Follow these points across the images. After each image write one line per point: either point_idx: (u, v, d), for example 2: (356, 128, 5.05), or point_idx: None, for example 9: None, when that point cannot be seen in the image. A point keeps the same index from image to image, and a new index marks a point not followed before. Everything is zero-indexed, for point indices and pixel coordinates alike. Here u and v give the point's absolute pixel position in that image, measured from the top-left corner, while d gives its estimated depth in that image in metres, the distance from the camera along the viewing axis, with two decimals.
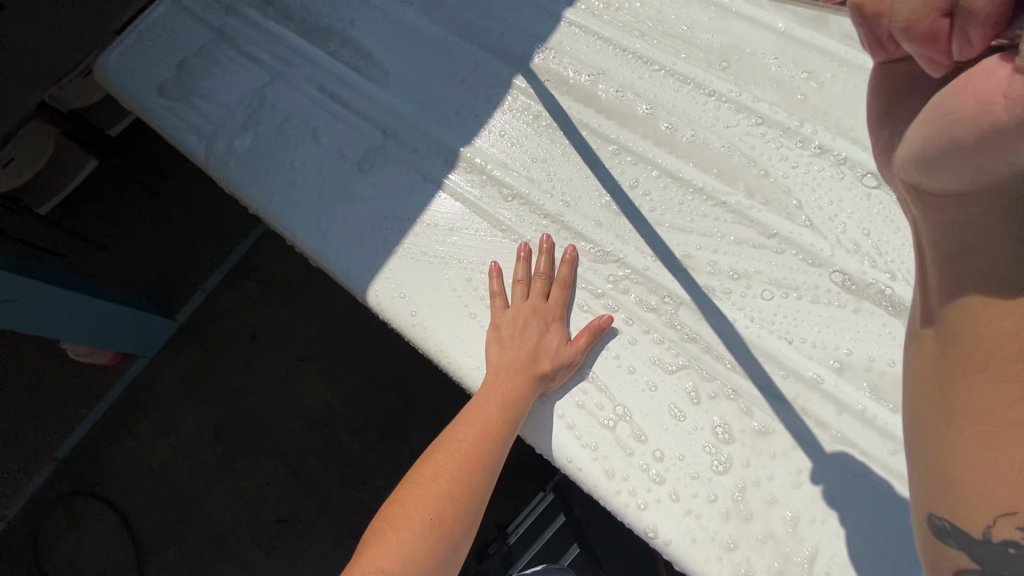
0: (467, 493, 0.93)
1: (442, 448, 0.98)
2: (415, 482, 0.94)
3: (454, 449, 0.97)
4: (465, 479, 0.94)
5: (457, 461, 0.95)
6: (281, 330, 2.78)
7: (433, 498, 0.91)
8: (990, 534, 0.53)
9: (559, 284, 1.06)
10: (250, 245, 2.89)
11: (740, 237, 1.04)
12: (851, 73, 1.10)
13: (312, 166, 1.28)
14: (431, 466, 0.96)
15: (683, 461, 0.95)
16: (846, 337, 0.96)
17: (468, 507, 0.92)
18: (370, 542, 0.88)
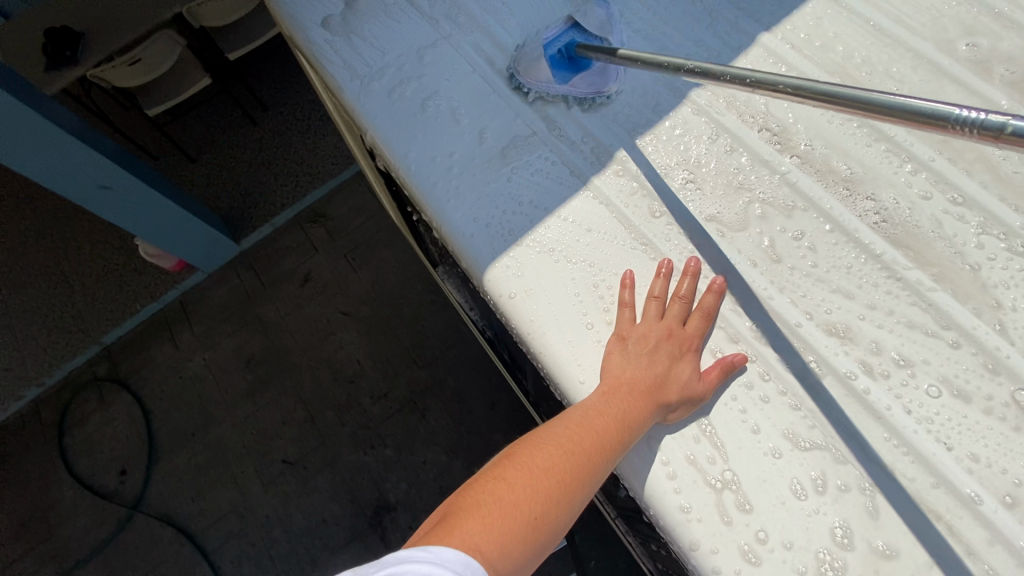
0: (568, 501, 0.86)
1: (551, 442, 0.90)
2: (517, 465, 0.88)
3: (565, 448, 0.89)
4: (571, 486, 0.86)
5: (567, 464, 0.88)
6: (332, 283, 3.26)
7: (537, 494, 0.84)
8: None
9: (702, 313, 1.00)
10: (314, 200, 3.47)
11: (912, 318, 0.94)
12: None
13: (460, 132, 1.25)
14: (540, 457, 0.88)
15: (790, 552, 0.85)
16: (1017, 463, 0.84)
17: (565, 514, 0.85)
18: (458, 516, 0.80)
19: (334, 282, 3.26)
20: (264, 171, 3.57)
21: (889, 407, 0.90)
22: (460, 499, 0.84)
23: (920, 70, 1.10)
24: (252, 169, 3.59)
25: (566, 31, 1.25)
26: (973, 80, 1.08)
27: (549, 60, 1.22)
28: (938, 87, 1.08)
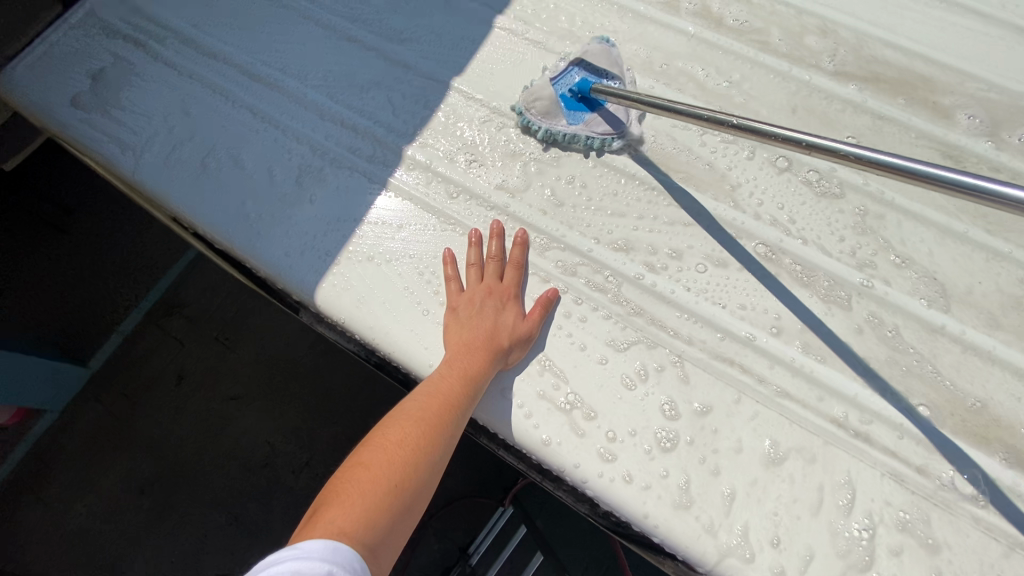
0: (426, 462, 0.90)
1: (401, 416, 0.94)
2: (373, 446, 0.90)
3: (418, 416, 0.93)
4: (429, 446, 0.91)
5: (421, 429, 0.92)
6: (214, 379, 2.53)
7: (398, 461, 0.87)
8: None
9: (513, 265, 1.12)
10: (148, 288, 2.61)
11: (671, 217, 1.13)
12: (754, 69, 1.25)
13: (247, 175, 1.24)
14: (393, 431, 0.92)
15: (637, 438, 0.99)
16: (771, 301, 1.05)
17: (430, 472, 0.90)
18: (323, 507, 0.80)
19: (264, 375, 2.53)
20: (99, 271, 2.59)
21: (674, 291, 1.08)
22: (323, 492, 0.84)
23: (625, 19, 1.32)
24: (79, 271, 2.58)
25: (572, 72, 1.23)
26: (666, 18, 1.31)
27: (562, 100, 1.20)
28: (643, 29, 1.31)
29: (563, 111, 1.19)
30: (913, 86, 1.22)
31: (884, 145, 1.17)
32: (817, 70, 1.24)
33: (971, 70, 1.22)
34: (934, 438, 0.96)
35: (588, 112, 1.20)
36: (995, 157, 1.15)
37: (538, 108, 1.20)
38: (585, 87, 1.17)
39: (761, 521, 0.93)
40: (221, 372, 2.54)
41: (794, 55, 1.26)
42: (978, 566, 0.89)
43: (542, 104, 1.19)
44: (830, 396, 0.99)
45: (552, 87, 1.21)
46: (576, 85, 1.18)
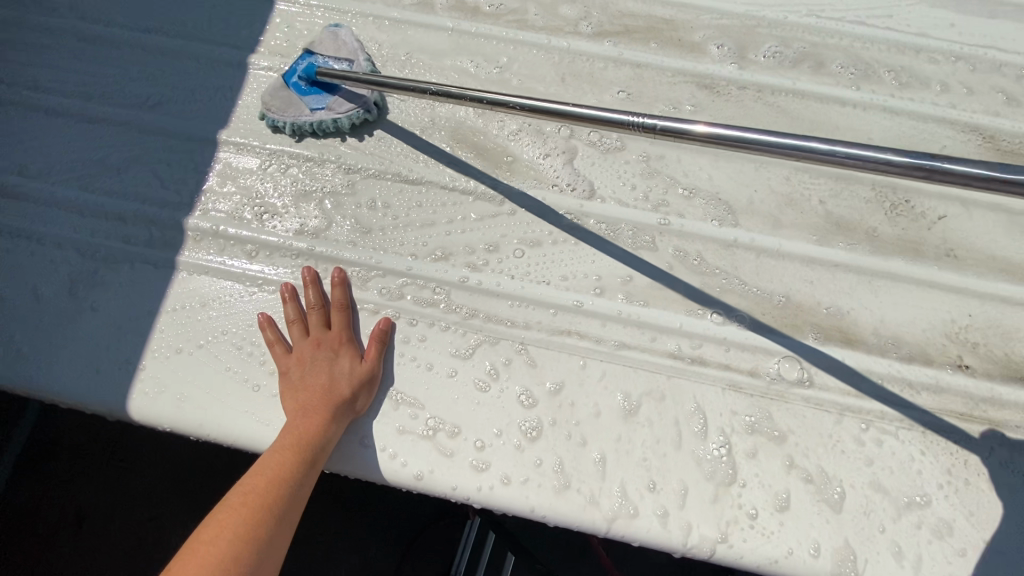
0: (251, 553, 0.81)
1: (221, 509, 0.84)
2: (185, 551, 0.80)
3: (240, 504, 0.85)
4: (254, 535, 0.82)
5: (242, 519, 0.83)
6: (172, 519, 1.49)
7: (213, 561, 0.78)
8: None
9: (337, 307, 1.06)
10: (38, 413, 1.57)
11: (478, 212, 1.13)
12: (517, 48, 1.28)
13: (8, 304, 1.07)
14: (210, 528, 0.82)
15: (503, 439, 0.99)
16: (588, 264, 1.09)
17: (260, 562, 0.81)
18: None
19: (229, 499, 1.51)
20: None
21: (499, 283, 1.09)
22: None
23: (382, 29, 1.30)
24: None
25: (303, 58, 1.18)
26: (422, 18, 1.31)
27: (296, 89, 1.16)
28: (402, 35, 1.29)
29: (300, 99, 1.16)
30: (659, 28, 1.30)
31: (649, 89, 1.24)
32: (573, 34, 1.29)
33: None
34: (756, 341, 1.04)
35: (329, 95, 1.17)
36: (742, 73, 1.26)
37: (276, 106, 1.16)
38: (311, 72, 1.13)
39: (635, 473, 0.97)
40: (124, 521, 1.48)
41: (550, 25, 1.29)
42: (819, 440, 0.99)
43: (279, 102, 1.16)
44: (661, 334, 1.05)
45: (285, 80, 1.16)
46: (303, 70, 1.14)
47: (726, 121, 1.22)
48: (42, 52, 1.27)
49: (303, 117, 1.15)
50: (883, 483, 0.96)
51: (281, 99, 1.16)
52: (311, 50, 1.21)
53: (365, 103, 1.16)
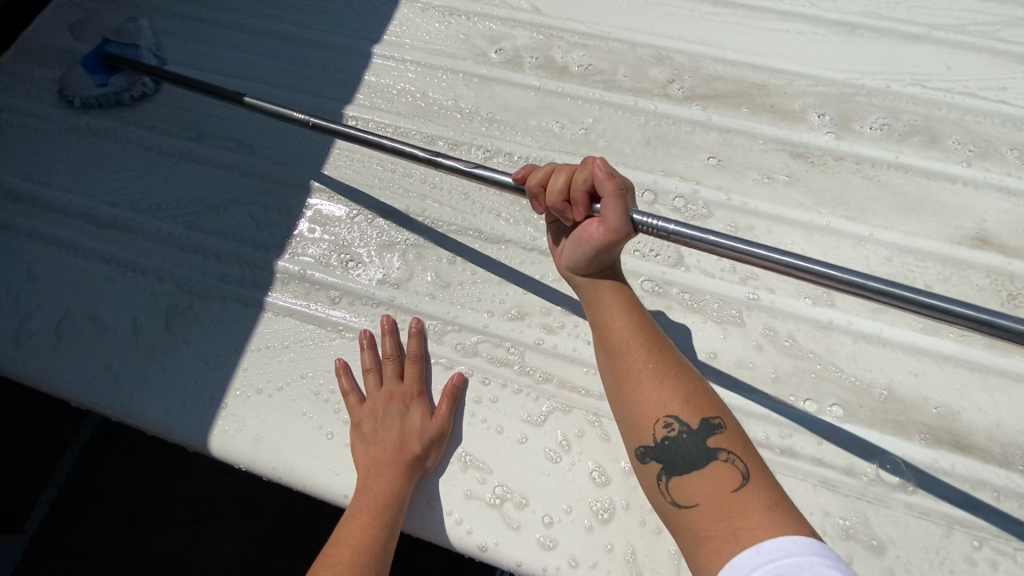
0: None
1: None
2: None
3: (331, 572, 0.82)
4: None
5: None
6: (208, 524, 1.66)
7: None
8: (652, 438, 0.80)
9: (411, 359, 1.06)
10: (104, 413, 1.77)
11: (557, 273, 1.12)
12: (603, 109, 1.28)
13: (110, 333, 1.14)
14: None
15: (572, 516, 0.95)
16: (670, 336, 1.04)
17: None
18: None
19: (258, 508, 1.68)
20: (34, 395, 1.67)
21: (575, 348, 1.06)
22: None
23: (471, 86, 1.34)
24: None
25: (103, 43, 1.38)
26: (510, 76, 1.34)
27: (84, 69, 1.36)
28: (490, 92, 1.33)
29: (87, 78, 1.35)
30: (750, 93, 1.27)
31: (739, 155, 1.21)
32: (661, 97, 1.28)
33: (797, 67, 1.30)
34: (852, 435, 0.97)
35: None
36: (839, 143, 1.21)
37: (72, 82, 1.37)
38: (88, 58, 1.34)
39: None
40: (167, 520, 1.67)
41: (638, 88, 1.30)
42: (925, 556, 0.89)
43: (74, 79, 1.36)
44: (746, 418, 0.98)
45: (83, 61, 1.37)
46: None
47: (821, 193, 1.16)
48: (104, 108, 1.38)
49: (88, 91, 1.35)
50: None
51: (74, 77, 1.36)
52: (108, 38, 1.38)
53: (84, 95, 1.35)
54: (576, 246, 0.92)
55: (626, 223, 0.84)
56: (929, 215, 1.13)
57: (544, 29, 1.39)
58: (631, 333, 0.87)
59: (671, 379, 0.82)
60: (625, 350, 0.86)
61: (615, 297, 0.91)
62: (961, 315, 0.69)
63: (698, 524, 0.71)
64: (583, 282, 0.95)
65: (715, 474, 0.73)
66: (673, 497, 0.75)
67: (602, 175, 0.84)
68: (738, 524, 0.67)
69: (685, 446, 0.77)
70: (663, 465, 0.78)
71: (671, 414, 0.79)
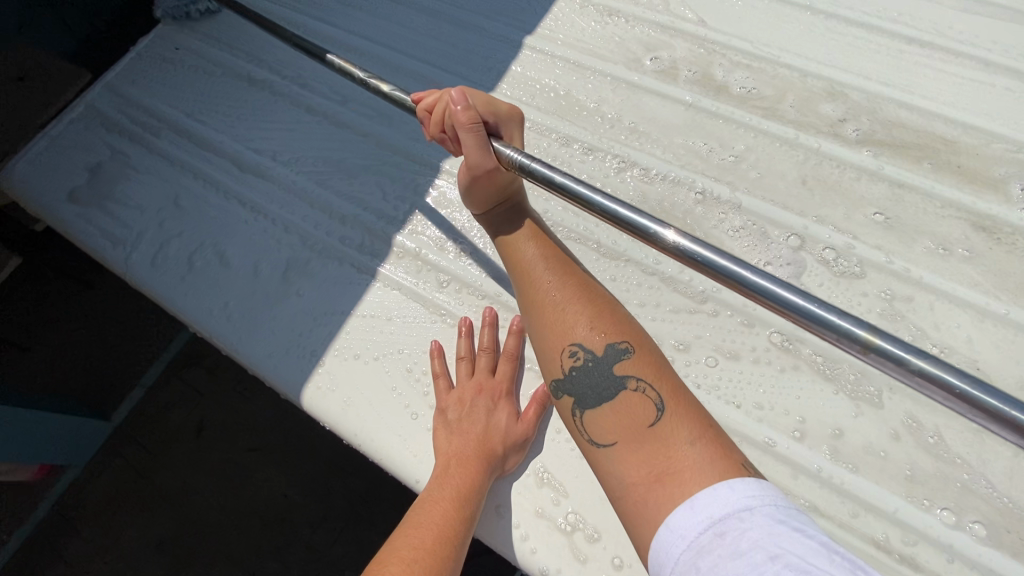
0: None
1: (392, 560, 0.78)
2: None
3: (412, 555, 0.79)
4: None
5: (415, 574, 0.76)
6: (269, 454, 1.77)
7: None
8: (562, 370, 0.80)
9: (505, 356, 1.04)
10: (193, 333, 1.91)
11: (676, 304, 1.05)
12: (758, 138, 1.19)
13: (235, 271, 1.21)
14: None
15: (644, 563, 0.89)
16: (791, 399, 0.95)
17: None
18: None
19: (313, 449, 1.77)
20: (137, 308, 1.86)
21: None
22: None
23: (618, 91, 1.29)
24: (88, 319, 1.83)
25: None
26: (662, 87, 1.28)
27: None
28: (637, 101, 1.27)
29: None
30: (934, 146, 1.13)
31: (907, 215, 1.07)
32: (826, 136, 1.17)
33: (997, 127, 1.13)
34: (993, 564, 0.83)
35: None
36: None
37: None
38: None
39: None
40: (234, 441, 1.79)
41: (801, 122, 1.20)
42: None
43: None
44: (864, 510, 0.87)
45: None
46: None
47: (1003, 276, 1.01)
48: (267, 58, 1.46)
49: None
50: None
51: None
52: None
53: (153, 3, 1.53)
54: (484, 193, 0.89)
55: (486, 157, 0.85)
56: None
57: (707, 43, 1.32)
58: (541, 266, 0.85)
59: (578, 307, 0.81)
60: (534, 279, 0.85)
61: (541, 238, 0.89)
62: (969, 415, 0.58)
63: (616, 464, 0.71)
64: (494, 233, 0.93)
65: (629, 406, 0.73)
66: (592, 435, 0.75)
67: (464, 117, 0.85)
68: (661, 467, 0.66)
69: (592, 376, 0.77)
70: (574, 398, 0.78)
71: (578, 342, 0.79)
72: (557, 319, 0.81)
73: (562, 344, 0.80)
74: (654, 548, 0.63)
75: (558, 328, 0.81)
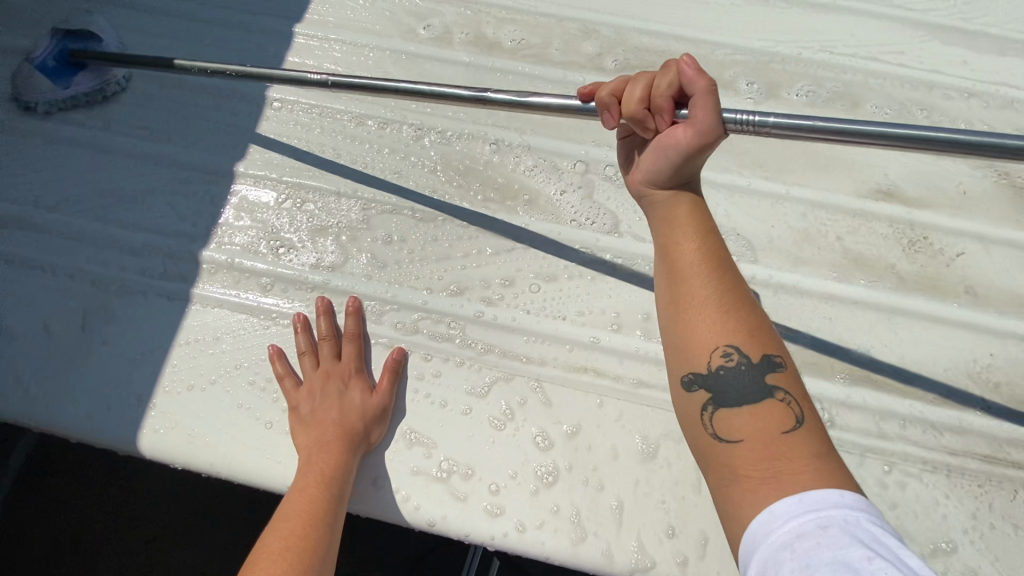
0: None
1: (262, 559, 0.79)
2: None
3: (282, 548, 0.80)
4: None
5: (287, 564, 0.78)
6: None
7: None
8: (708, 366, 0.73)
9: (348, 337, 1.04)
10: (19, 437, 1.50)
11: (495, 246, 1.13)
12: (533, 83, 1.31)
13: (21, 338, 1.06)
14: None
15: (518, 480, 0.98)
16: (604, 300, 1.09)
17: None
18: None
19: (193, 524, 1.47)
20: None
21: (515, 318, 1.07)
22: None
23: (400, 64, 1.33)
24: None
25: None
26: (440, 52, 1.34)
27: None
28: (419, 70, 1.33)
29: None
30: (673, 63, 1.33)
31: None
32: (589, 71, 1.32)
33: (716, 35, 1.35)
34: None
35: None
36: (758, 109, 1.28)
37: None
38: None
39: (654, 517, 0.95)
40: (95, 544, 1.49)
41: (567, 62, 1.33)
42: None
43: None
44: None
45: None
46: None
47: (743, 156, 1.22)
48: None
49: None
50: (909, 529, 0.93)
51: None
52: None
53: None
54: (653, 159, 0.84)
55: (718, 125, 0.77)
56: (840, 171, 1.19)
57: (471, 4, 1.40)
58: (702, 268, 0.78)
59: (737, 311, 0.74)
60: (687, 277, 0.78)
61: (701, 217, 0.83)
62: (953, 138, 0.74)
63: (739, 459, 0.67)
64: (665, 198, 0.85)
65: (769, 412, 0.69)
66: (715, 430, 0.71)
67: (688, 73, 0.77)
68: (791, 465, 0.64)
69: (741, 380, 0.71)
70: (711, 394, 0.72)
71: (729, 342, 0.73)
72: (709, 320, 0.74)
73: (713, 323, 0.74)
74: (751, 533, 0.62)
75: (710, 323, 0.74)
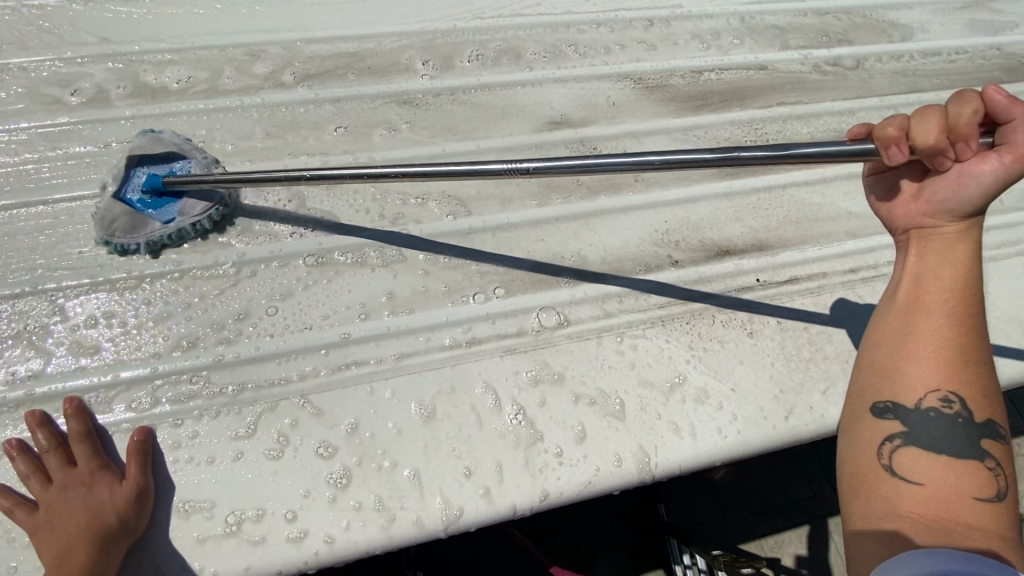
0: None
1: None
2: None
3: None
4: None
5: None
6: None
7: None
8: (921, 405, 0.79)
9: (74, 440, 0.95)
10: None
11: (215, 285, 1.10)
12: (210, 116, 1.28)
13: None
14: None
15: (312, 496, 0.97)
16: (344, 295, 1.12)
17: None
18: None
19: None
20: None
21: (259, 347, 1.06)
22: None
23: (52, 138, 1.23)
24: None
25: None
26: (97, 114, 1.25)
27: None
28: (77, 137, 1.23)
29: None
30: (347, 61, 1.39)
31: (353, 119, 1.32)
32: (266, 88, 1.33)
33: (379, 27, 1.43)
34: (514, 305, 1.16)
35: None
36: (434, 82, 1.39)
37: None
38: None
39: (449, 467, 1.01)
40: None
41: (240, 86, 1.32)
42: (591, 365, 1.12)
43: None
44: (431, 333, 1.12)
45: None
46: None
47: (433, 128, 1.34)
48: None
49: None
50: (649, 378, 1.12)
51: None
52: None
53: None
54: (949, 192, 0.84)
55: None
56: (516, 116, 1.38)
57: (118, 57, 1.32)
58: (933, 295, 0.83)
59: (938, 362, 0.80)
60: (927, 303, 0.83)
61: (956, 259, 0.84)
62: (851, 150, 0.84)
63: (908, 496, 0.74)
64: (936, 224, 0.86)
65: (971, 472, 0.75)
66: (899, 467, 0.77)
67: (998, 101, 0.79)
68: (961, 520, 0.71)
69: (950, 428, 0.77)
70: (903, 429, 0.79)
71: (951, 390, 0.79)
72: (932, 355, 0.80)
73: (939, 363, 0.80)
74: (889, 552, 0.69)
75: (932, 359, 0.80)
